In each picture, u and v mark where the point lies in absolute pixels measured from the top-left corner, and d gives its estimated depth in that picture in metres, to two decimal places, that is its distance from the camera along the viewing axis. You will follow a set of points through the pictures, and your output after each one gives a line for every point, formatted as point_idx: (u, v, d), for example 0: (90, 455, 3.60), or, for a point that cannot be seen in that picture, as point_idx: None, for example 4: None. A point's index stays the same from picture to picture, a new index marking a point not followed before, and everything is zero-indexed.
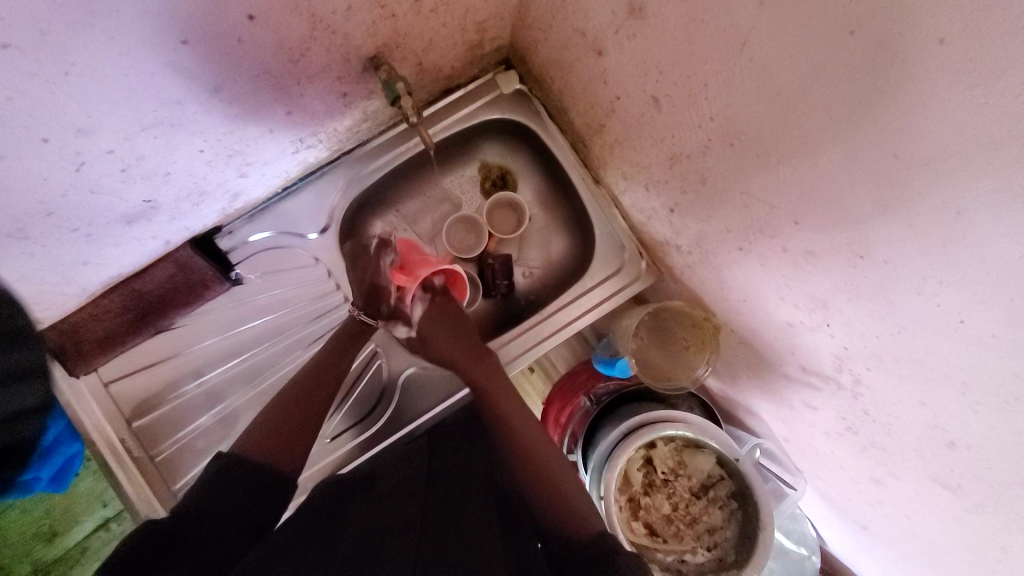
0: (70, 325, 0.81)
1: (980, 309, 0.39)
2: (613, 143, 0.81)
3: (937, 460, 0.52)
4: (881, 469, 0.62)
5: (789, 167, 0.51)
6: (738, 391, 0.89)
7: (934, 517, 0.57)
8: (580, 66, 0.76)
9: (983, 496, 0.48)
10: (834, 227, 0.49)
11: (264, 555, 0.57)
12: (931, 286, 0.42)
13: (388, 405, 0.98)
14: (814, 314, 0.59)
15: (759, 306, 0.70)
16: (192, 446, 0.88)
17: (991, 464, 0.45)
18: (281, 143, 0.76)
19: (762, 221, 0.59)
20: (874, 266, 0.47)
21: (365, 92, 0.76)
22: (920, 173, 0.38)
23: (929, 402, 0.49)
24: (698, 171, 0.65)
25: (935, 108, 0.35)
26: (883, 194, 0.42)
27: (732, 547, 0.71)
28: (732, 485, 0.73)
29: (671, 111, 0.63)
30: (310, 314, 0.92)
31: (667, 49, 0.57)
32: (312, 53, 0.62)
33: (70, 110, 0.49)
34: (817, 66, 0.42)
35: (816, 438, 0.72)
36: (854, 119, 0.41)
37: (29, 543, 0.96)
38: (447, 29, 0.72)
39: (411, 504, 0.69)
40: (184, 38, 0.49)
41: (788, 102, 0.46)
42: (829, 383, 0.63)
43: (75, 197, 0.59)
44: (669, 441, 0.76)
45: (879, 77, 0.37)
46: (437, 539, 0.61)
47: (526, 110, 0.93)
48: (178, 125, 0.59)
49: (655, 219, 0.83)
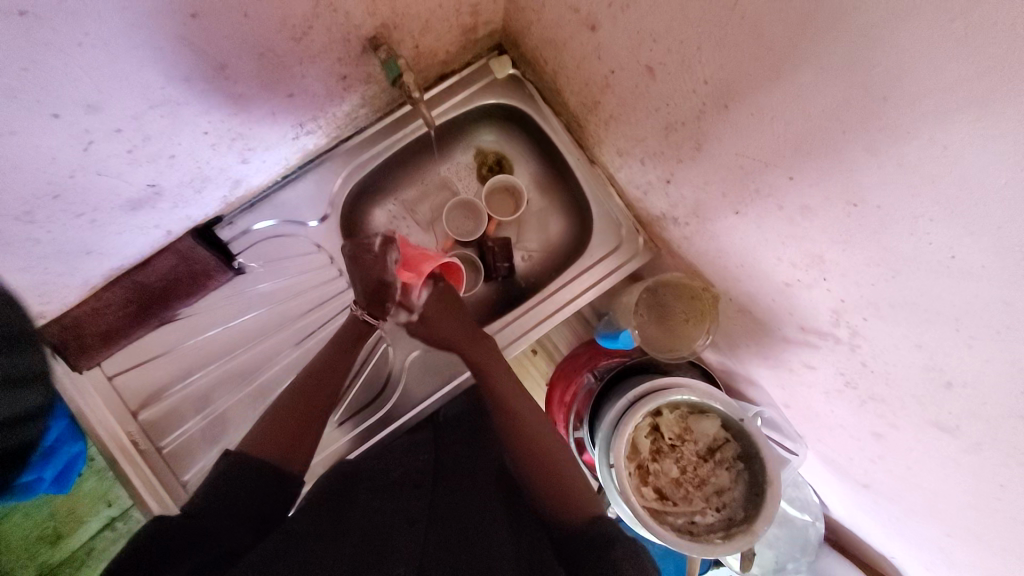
0: (72, 320, 0.81)
1: (969, 241, 0.41)
2: (608, 119, 0.83)
3: (935, 403, 0.54)
4: (881, 421, 0.64)
5: (782, 123, 0.53)
6: (738, 361, 0.91)
7: (935, 464, 0.59)
8: (574, 43, 0.78)
9: (980, 433, 0.50)
10: (827, 176, 0.51)
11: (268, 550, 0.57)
12: (923, 225, 0.44)
13: (395, 389, 0.98)
14: (811, 270, 0.61)
15: (757, 268, 0.72)
16: (196, 439, 0.88)
17: (987, 398, 0.47)
18: (283, 128, 0.76)
19: (758, 180, 0.61)
20: (867, 212, 0.49)
21: (363, 75, 0.77)
22: (906, 114, 0.40)
23: (925, 343, 0.51)
24: (694, 137, 0.68)
25: (917, 47, 0.37)
26: (871, 136, 0.44)
27: (740, 506, 0.73)
28: (738, 446, 0.75)
29: (665, 79, 0.65)
30: (311, 303, 0.93)
31: (661, 16, 0.59)
32: (314, 31, 0.63)
33: (82, 84, 0.49)
34: (807, 17, 0.44)
35: (815, 398, 0.75)
36: (843, 66, 0.43)
37: (34, 546, 0.95)
38: (442, 10, 0.74)
39: (417, 495, 0.70)
40: (192, 12, 0.50)
41: (779, 56, 0.49)
42: (827, 339, 0.65)
43: (82, 177, 0.60)
44: (675, 408, 0.78)
45: (861, 24, 0.40)
46: (446, 533, 0.63)
47: (520, 93, 0.95)
48: (184, 104, 0.60)
49: (651, 193, 0.85)
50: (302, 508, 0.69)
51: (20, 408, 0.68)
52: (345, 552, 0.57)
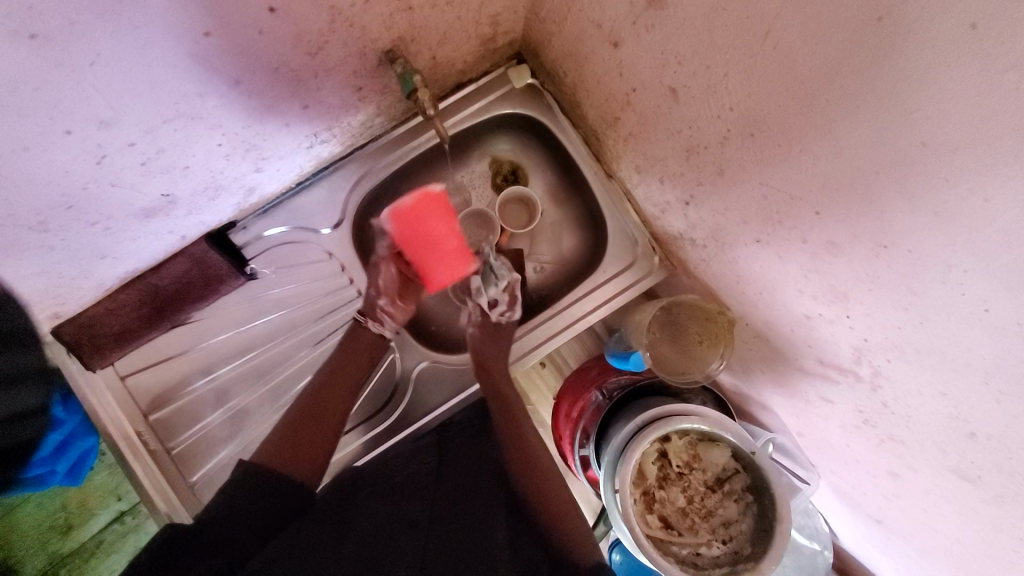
0: (87, 319, 0.82)
1: (1006, 297, 0.38)
2: (627, 136, 0.81)
3: (957, 452, 0.52)
4: (898, 461, 0.62)
5: (810, 156, 0.51)
6: (752, 385, 0.89)
7: (952, 510, 0.57)
8: (596, 58, 0.75)
9: (1004, 488, 0.47)
10: (856, 216, 0.49)
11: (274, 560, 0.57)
12: (957, 275, 0.42)
13: (399, 401, 0.97)
14: (833, 306, 0.59)
15: (776, 298, 0.69)
16: (206, 440, 0.88)
17: (1013, 454, 0.45)
18: (298, 138, 0.76)
19: (782, 213, 0.59)
20: (897, 256, 0.46)
21: (379, 86, 0.76)
22: (948, 160, 0.38)
23: (950, 392, 0.49)
24: (715, 163, 0.65)
25: (969, 94, 0.34)
26: (909, 181, 0.42)
27: (748, 540, 0.71)
28: (748, 479, 0.73)
29: (689, 102, 0.63)
30: (320, 311, 0.92)
31: (686, 38, 0.57)
32: (330, 45, 0.62)
33: (94, 101, 0.49)
34: (844, 55, 0.42)
35: (832, 432, 0.72)
36: (885, 103, 0.40)
37: (46, 535, 0.97)
38: (461, 22, 0.73)
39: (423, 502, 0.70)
40: (206, 30, 0.49)
41: (813, 91, 0.46)
42: (847, 375, 0.63)
43: (96, 189, 0.60)
44: (684, 434, 0.76)
45: (905, 68, 0.37)
46: (448, 538, 0.63)
47: (539, 104, 0.93)
48: (198, 118, 0.60)
49: (669, 213, 0.83)
50: (311, 516, 0.69)
51: (19, 405, 0.77)
52: (349, 562, 0.57)
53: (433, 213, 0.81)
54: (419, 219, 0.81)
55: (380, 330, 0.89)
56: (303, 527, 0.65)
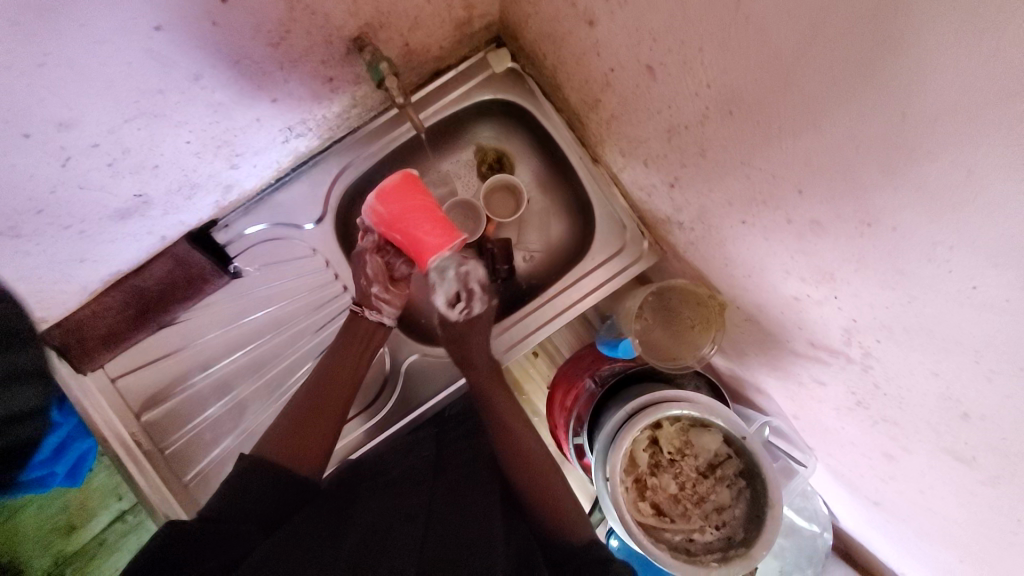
0: (75, 323, 0.83)
1: (993, 273, 0.37)
2: (610, 118, 0.78)
3: (951, 433, 0.50)
4: (894, 443, 0.60)
5: (790, 133, 0.49)
6: (745, 369, 0.88)
7: (948, 492, 0.55)
8: (572, 39, 0.73)
9: (999, 468, 0.46)
10: (840, 194, 0.47)
11: (271, 553, 0.57)
12: (942, 252, 0.40)
13: (391, 395, 0.96)
14: (821, 286, 0.57)
15: (764, 280, 0.68)
16: (200, 439, 0.89)
17: (1007, 436, 0.43)
18: (271, 132, 0.75)
19: (765, 192, 0.57)
20: (881, 234, 0.45)
21: (352, 76, 0.75)
22: (927, 130, 0.36)
23: (942, 372, 0.47)
24: (697, 143, 0.63)
25: (947, 60, 0.32)
26: (890, 156, 0.40)
27: (740, 525, 0.70)
28: (740, 463, 0.72)
29: (667, 80, 0.61)
30: (306, 308, 0.91)
31: (659, 13, 0.55)
32: (292, 35, 0.61)
33: (50, 103, 0.48)
34: (815, 24, 0.40)
35: (826, 414, 0.71)
36: (862, 74, 0.38)
37: (49, 536, 0.99)
38: (432, 6, 0.71)
39: (420, 491, 0.70)
40: (158, 24, 0.48)
41: (787, 62, 0.44)
42: (838, 357, 0.61)
43: (65, 193, 0.60)
44: (676, 421, 0.74)
45: (882, 32, 0.35)
46: (441, 528, 0.62)
47: (521, 88, 0.91)
48: (162, 116, 0.59)
49: (655, 196, 0.81)
50: (310, 506, 0.69)
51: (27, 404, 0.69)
52: (344, 554, 0.57)
53: (413, 198, 0.79)
54: (402, 205, 0.78)
55: (380, 318, 0.87)
56: (303, 518, 0.65)
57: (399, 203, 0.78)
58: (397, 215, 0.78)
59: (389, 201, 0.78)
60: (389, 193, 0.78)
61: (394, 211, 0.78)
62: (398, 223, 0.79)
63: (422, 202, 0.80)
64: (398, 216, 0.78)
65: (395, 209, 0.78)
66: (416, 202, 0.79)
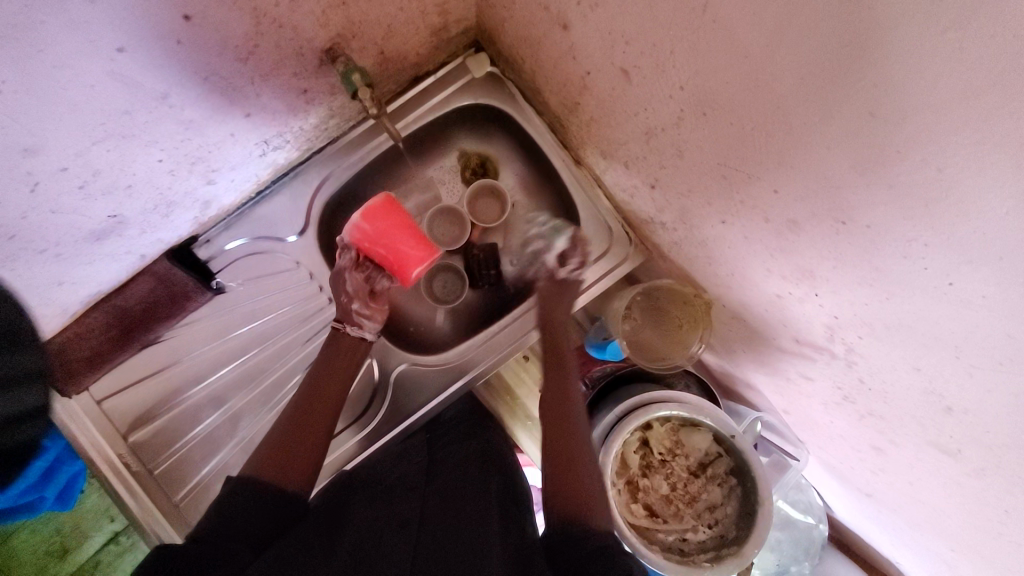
0: (58, 345, 0.81)
1: (968, 270, 0.37)
2: (589, 120, 0.78)
3: (935, 426, 0.50)
4: (881, 436, 0.60)
5: (763, 134, 0.48)
6: (735, 366, 0.88)
7: (936, 483, 0.56)
8: (547, 42, 0.73)
9: (983, 460, 0.46)
10: (815, 194, 0.47)
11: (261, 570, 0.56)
12: (918, 249, 0.40)
13: (382, 404, 0.94)
14: (801, 285, 0.57)
15: (747, 279, 0.68)
16: (189, 457, 0.88)
17: (989, 428, 0.44)
18: (247, 146, 0.74)
19: (744, 192, 0.57)
20: (856, 232, 0.45)
21: (327, 87, 0.74)
22: (899, 129, 0.36)
23: (923, 367, 0.47)
24: (674, 145, 0.63)
25: (912, 58, 0.32)
26: (862, 156, 0.40)
27: (733, 523, 0.70)
28: (730, 461, 0.72)
29: (641, 82, 0.61)
30: (293, 321, 0.91)
31: (630, 17, 0.55)
32: (261, 49, 0.60)
33: (12, 130, 0.47)
34: (780, 26, 0.39)
35: (814, 409, 0.71)
36: (829, 75, 0.38)
37: (43, 560, 0.98)
38: (405, 14, 0.70)
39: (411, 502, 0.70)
40: (120, 46, 0.48)
41: (756, 64, 0.44)
42: (822, 353, 0.61)
43: (36, 217, 0.59)
44: (665, 421, 0.74)
45: (848, 32, 0.35)
46: (434, 536, 0.62)
47: (501, 92, 0.90)
48: (131, 136, 0.58)
49: (638, 196, 0.81)
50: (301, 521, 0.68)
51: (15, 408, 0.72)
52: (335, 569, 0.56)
53: (397, 216, 0.79)
54: (386, 222, 0.79)
55: (361, 333, 0.86)
56: (293, 534, 0.64)
57: (383, 220, 0.78)
58: (382, 231, 0.79)
59: (373, 218, 0.78)
60: (373, 211, 0.78)
61: (378, 227, 0.79)
62: (382, 240, 0.79)
63: (405, 220, 0.81)
64: (382, 232, 0.79)
65: (380, 226, 0.78)
66: (399, 219, 0.79)
